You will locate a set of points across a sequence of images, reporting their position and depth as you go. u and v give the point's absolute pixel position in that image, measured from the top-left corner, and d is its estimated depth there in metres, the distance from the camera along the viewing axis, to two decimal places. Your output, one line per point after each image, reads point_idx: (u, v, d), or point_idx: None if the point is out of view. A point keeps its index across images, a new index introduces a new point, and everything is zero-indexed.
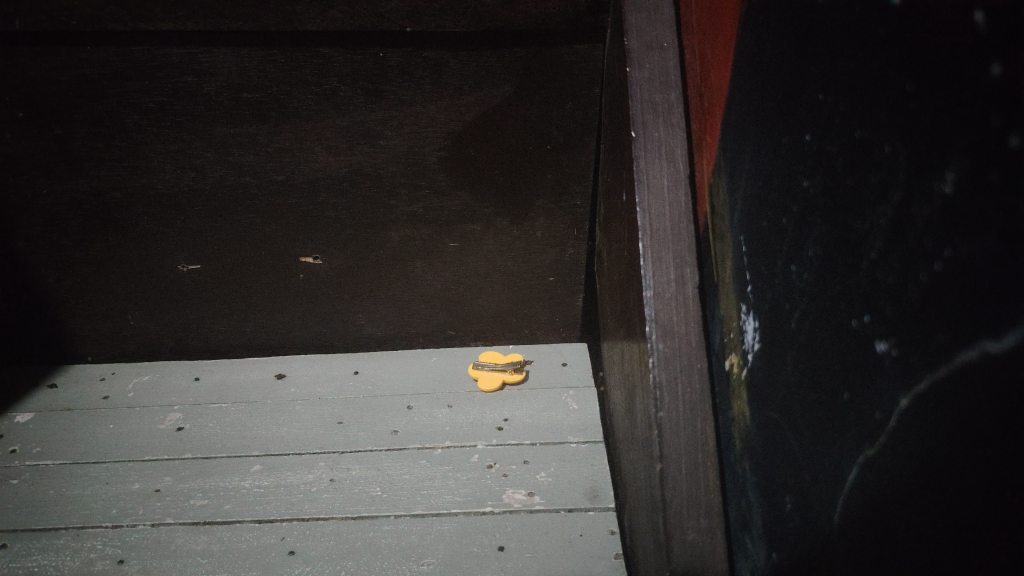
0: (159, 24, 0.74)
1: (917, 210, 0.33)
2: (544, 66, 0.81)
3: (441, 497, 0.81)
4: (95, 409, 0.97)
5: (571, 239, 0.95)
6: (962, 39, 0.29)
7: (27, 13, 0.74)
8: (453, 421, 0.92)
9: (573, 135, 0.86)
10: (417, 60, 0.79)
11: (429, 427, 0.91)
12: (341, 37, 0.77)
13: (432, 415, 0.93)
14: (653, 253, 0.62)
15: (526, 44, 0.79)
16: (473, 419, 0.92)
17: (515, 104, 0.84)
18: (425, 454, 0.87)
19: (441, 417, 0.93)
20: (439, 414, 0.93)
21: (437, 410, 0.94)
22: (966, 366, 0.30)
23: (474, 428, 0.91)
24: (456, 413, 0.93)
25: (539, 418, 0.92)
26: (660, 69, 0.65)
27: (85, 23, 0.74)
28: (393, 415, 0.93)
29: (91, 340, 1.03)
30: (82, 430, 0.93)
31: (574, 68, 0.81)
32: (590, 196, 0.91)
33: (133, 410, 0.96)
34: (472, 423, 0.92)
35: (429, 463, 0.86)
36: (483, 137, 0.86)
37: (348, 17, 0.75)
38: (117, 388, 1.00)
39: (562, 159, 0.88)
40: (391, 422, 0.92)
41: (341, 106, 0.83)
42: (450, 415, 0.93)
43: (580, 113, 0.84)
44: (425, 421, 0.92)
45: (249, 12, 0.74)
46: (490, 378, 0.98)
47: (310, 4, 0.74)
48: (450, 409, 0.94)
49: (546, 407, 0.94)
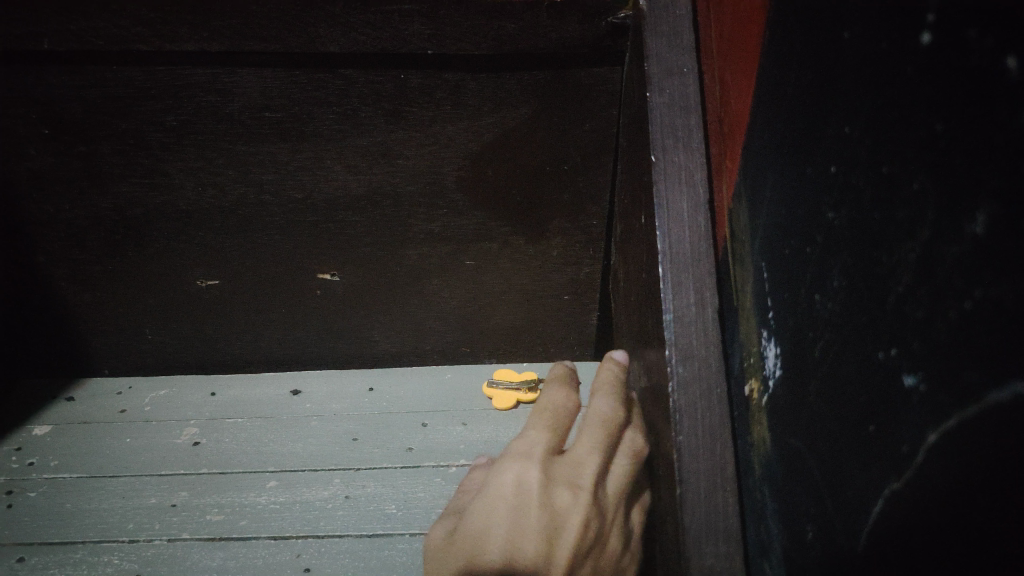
0: (184, 44, 0.75)
1: (946, 248, 0.33)
2: (563, 88, 0.81)
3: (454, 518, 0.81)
4: (112, 422, 0.97)
5: (587, 258, 0.96)
6: (995, 85, 0.30)
7: (54, 33, 0.74)
8: (468, 440, 0.92)
9: (590, 156, 0.87)
10: (437, 81, 0.80)
11: (444, 445, 0.91)
12: (364, 60, 0.78)
13: (447, 435, 0.93)
14: (673, 277, 0.63)
15: (546, 67, 0.80)
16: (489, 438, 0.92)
17: (534, 125, 0.84)
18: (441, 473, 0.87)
19: (456, 436, 0.92)
20: (454, 434, 0.93)
21: (451, 429, 0.94)
22: (997, 406, 0.30)
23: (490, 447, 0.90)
24: (471, 432, 0.93)
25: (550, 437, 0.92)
26: (680, 94, 0.66)
27: (111, 43, 0.75)
28: (408, 434, 0.93)
29: (109, 353, 1.04)
30: (99, 443, 0.94)
31: (593, 90, 0.81)
32: (606, 216, 0.92)
33: (149, 424, 0.97)
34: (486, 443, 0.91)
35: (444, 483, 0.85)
36: (501, 157, 0.87)
37: (371, 40, 0.75)
38: (133, 401, 1.01)
39: (578, 180, 0.89)
40: (405, 441, 0.92)
41: (361, 126, 0.84)
42: (466, 435, 0.92)
43: (597, 134, 0.85)
44: (440, 441, 0.92)
45: (274, 34, 0.74)
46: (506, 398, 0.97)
47: (334, 27, 0.74)
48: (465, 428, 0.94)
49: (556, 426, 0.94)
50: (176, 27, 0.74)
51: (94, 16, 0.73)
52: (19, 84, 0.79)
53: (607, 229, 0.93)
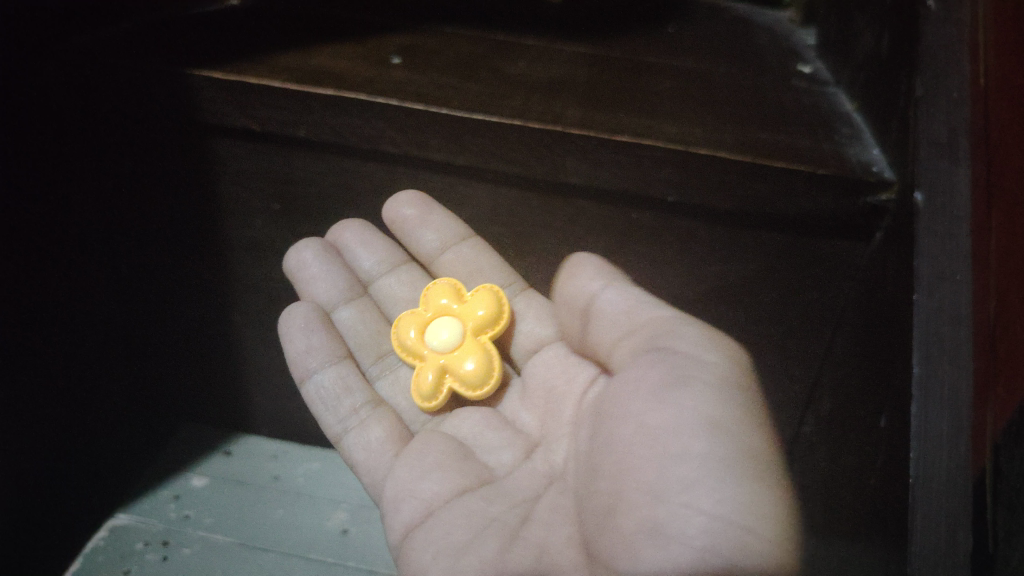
0: (432, 152, 0.76)
1: None
2: (800, 254, 0.78)
3: (752, 512, 0.46)
4: (265, 487, 0.97)
5: (779, 420, 0.91)
6: None
7: (312, 124, 0.76)
8: (675, 354, 0.56)
9: (809, 324, 0.83)
10: (670, 225, 0.78)
11: (341, 365, 0.81)
12: (600, 193, 0.76)
13: (348, 451, 0.75)
14: (923, 505, 0.59)
15: (786, 232, 0.76)
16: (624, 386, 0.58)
17: (756, 284, 0.81)
18: (716, 437, 0.49)
19: (359, 454, 0.74)
20: (370, 440, 0.74)
21: (302, 248, 0.85)
22: None
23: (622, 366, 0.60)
24: (304, 242, 0.86)
25: (416, 464, 0.67)
26: (951, 303, 0.63)
27: (361, 140, 0.76)
28: (330, 345, 0.81)
29: (266, 418, 1.04)
30: (252, 509, 0.94)
31: (832, 262, 0.77)
32: (811, 383, 0.87)
33: (302, 497, 0.95)
34: (389, 526, 0.65)
35: (742, 420, 0.51)
36: (714, 308, 0.84)
37: (614, 177, 0.74)
38: (288, 468, 1.00)
39: (790, 344, 0.85)
40: (344, 395, 0.78)
41: (579, 253, 0.83)
42: (636, 374, 0.57)
43: (823, 303, 0.81)
44: (320, 345, 0.81)
45: (521, 158, 0.74)
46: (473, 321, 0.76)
47: (580, 160, 0.73)
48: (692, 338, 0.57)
49: (321, 278, 0.85)
50: (428, 136, 0.75)
51: (352, 113, 0.74)
52: (134, 118, 0.80)
53: (807, 396, 0.88)
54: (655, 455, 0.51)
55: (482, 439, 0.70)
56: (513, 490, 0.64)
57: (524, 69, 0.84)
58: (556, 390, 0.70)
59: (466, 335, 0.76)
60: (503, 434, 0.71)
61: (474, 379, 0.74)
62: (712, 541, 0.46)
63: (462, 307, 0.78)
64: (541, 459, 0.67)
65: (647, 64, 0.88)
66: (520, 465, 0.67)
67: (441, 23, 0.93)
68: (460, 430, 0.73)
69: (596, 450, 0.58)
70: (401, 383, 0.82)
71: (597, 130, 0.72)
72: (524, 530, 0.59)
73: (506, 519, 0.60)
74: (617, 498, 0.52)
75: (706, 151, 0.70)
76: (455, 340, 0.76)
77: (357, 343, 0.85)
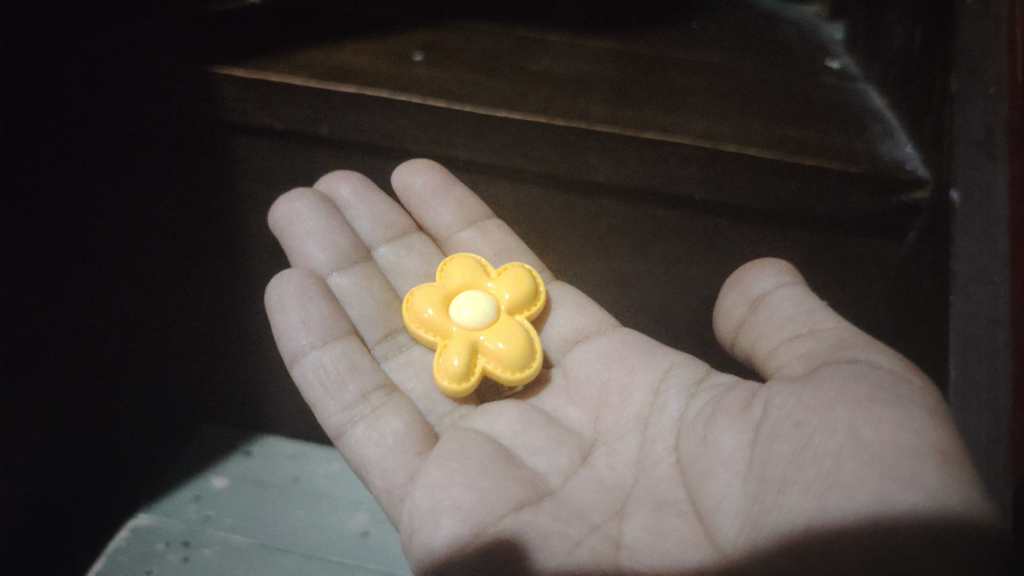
0: (457, 149, 0.77)
1: None
2: (831, 254, 0.76)
3: (962, 498, 0.39)
4: (284, 489, 0.88)
5: None
6: None
7: (335, 121, 0.78)
8: (866, 373, 0.47)
9: None
10: (694, 224, 0.78)
11: (344, 342, 0.66)
12: (624, 191, 0.76)
13: (356, 449, 0.59)
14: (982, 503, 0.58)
15: (814, 230, 0.75)
16: (783, 392, 0.48)
17: None
18: (923, 458, 0.40)
19: (372, 452, 0.59)
20: (386, 434, 0.59)
21: (296, 199, 0.75)
22: None
23: (794, 365, 0.52)
24: (298, 194, 0.76)
25: (451, 466, 0.52)
26: (989, 304, 0.64)
27: (386, 136, 0.78)
28: (331, 318, 0.67)
29: None
30: (275, 509, 0.86)
31: (863, 263, 0.75)
32: None
33: (321, 496, 0.87)
34: (421, 548, 0.48)
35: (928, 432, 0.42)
36: None
37: (638, 173, 0.74)
38: (307, 468, 0.90)
39: None
40: (349, 377, 0.63)
41: (602, 252, 0.82)
42: (807, 387, 0.47)
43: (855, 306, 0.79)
44: (319, 317, 0.66)
45: (545, 155, 0.75)
46: (508, 296, 0.69)
47: (603, 155, 0.73)
48: (883, 359, 0.48)
49: (319, 232, 0.75)
50: (452, 134, 0.76)
51: (376, 111, 0.76)
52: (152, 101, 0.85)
53: None
54: (873, 472, 0.40)
55: (522, 439, 0.57)
56: (584, 506, 0.51)
57: (547, 64, 0.83)
58: (624, 385, 0.61)
59: (499, 313, 0.68)
60: (549, 434, 0.58)
61: (514, 356, 0.64)
62: (938, 555, 0.37)
63: (492, 286, 0.71)
64: (604, 464, 0.55)
65: (670, 58, 0.87)
66: (577, 471, 0.54)
67: (459, 17, 0.92)
68: (492, 428, 0.58)
69: (755, 460, 0.46)
70: (414, 367, 0.69)
71: (621, 126, 0.71)
72: (623, 558, 0.47)
73: (595, 546, 0.47)
74: (804, 515, 0.41)
75: (735, 148, 0.69)
76: (488, 317, 0.68)
77: (361, 314, 0.71)
